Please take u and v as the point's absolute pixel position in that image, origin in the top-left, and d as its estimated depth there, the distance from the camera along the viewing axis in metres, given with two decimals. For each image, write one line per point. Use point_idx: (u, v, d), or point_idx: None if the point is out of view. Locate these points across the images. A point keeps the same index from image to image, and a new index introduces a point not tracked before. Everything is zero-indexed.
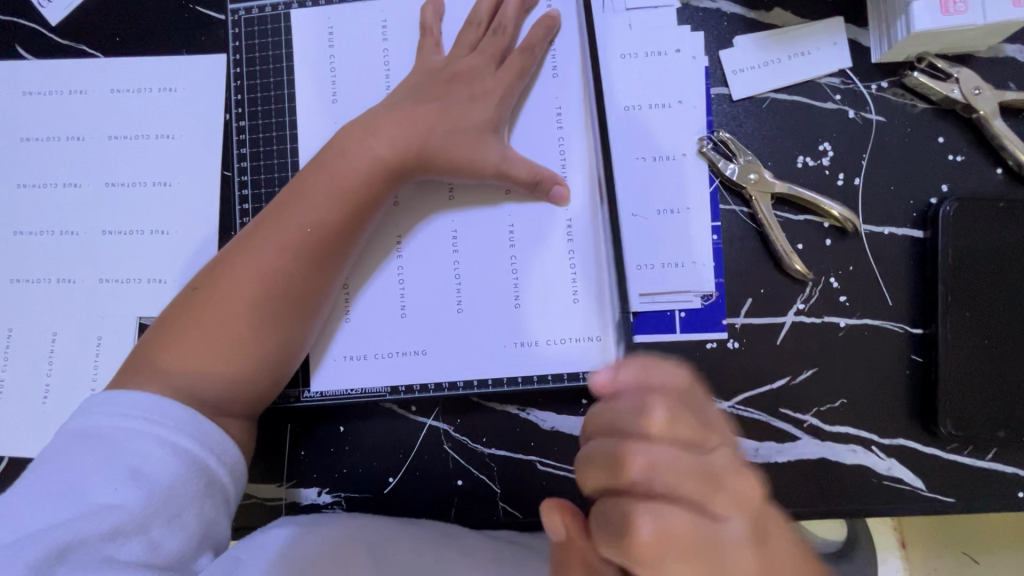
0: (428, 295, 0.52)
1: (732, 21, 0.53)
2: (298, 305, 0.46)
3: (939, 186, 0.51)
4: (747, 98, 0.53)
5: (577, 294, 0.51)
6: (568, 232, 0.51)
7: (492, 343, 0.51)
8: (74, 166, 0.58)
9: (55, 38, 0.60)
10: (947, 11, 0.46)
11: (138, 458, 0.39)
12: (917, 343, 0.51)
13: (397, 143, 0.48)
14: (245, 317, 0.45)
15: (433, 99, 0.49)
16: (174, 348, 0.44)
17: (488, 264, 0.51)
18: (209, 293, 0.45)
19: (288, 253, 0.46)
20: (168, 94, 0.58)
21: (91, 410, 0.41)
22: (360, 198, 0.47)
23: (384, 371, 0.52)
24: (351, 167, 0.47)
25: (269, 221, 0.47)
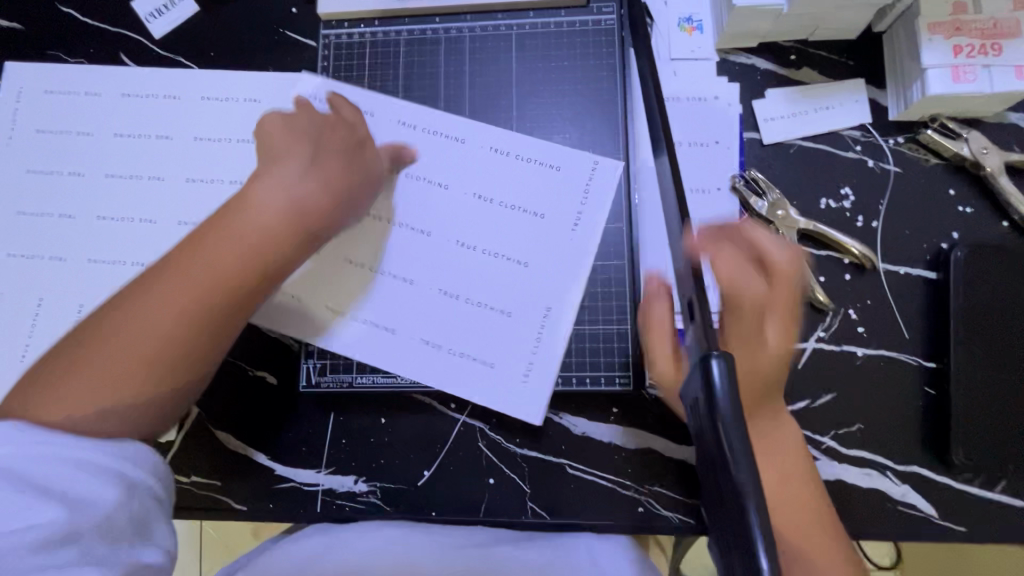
0: (468, 319, 0.56)
1: (765, 75, 0.60)
2: (211, 350, 0.45)
3: (950, 233, 0.56)
4: (776, 143, 0.59)
5: (580, 320, 0.56)
6: (613, 254, 0.57)
7: (510, 362, 0.55)
8: (159, 161, 0.64)
9: (157, 50, 0.67)
10: (958, 79, 0.53)
11: (34, 475, 0.37)
12: (930, 376, 0.54)
13: (282, 203, 0.48)
14: (143, 355, 0.42)
15: (313, 164, 0.50)
16: (75, 378, 0.42)
17: (516, 280, 0.56)
18: (118, 331, 0.43)
19: (180, 303, 0.44)
20: (252, 104, 0.64)
21: (2, 444, 0.38)
22: (257, 255, 0.46)
23: (442, 373, 0.56)
24: (266, 212, 0.47)
25: (180, 257, 0.45)
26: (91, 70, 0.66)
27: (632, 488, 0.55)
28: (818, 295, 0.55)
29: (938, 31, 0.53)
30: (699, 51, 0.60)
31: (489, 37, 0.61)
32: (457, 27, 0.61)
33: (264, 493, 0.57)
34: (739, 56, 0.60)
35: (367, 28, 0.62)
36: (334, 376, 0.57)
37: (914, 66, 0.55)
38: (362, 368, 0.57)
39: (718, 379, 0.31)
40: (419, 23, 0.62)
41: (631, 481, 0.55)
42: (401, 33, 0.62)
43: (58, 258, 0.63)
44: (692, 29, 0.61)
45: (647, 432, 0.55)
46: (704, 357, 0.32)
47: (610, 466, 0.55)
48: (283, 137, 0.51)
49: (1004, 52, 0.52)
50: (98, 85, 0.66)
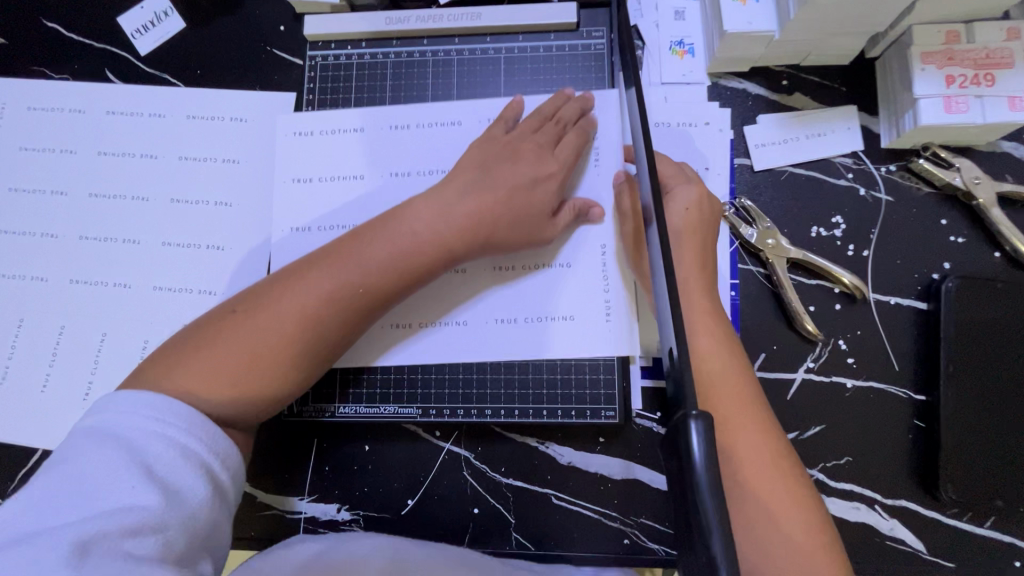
0: (502, 334, 0.55)
1: (756, 101, 0.59)
2: (326, 351, 0.49)
3: (941, 263, 0.55)
4: (767, 170, 0.58)
5: (609, 311, 0.54)
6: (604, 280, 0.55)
7: (540, 352, 0.54)
8: (143, 181, 0.63)
9: (144, 67, 0.66)
10: (949, 110, 0.52)
11: (146, 456, 0.40)
12: (920, 409, 0.53)
13: (461, 229, 0.50)
14: (277, 348, 0.47)
15: (495, 183, 0.52)
16: (214, 355, 0.46)
17: (530, 295, 0.55)
18: (230, 330, 0.47)
19: (326, 303, 0.48)
20: (239, 124, 0.63)
21: (131, 412, 0.42)
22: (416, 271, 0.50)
23: (511, 344, 0.55)
24: (411, 241, 0.50)
25: (326, 263, 0.49)
26: (75, 87, 0.65)
27: (618, 519, 0.54)
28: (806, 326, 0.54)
29: (930, 61, 0.52)
30: (690, 76, 0.60)
31: (478, 60, 0.60)
32: (445, 50, 0.61)
33: (245, 521, 0.56)
34: (729, 81, 0.60)
35: (354, 49, 0.61)
36: (315, 406, 0.56)
37: (906, 95, 0.54)
38: (345, 398, 0.56)
39: (696, 439, 0.30)
40: (407, 45, 0.61)
41: (616, 513, 0.54)
42: (389, 54, 0.61)
43: (40, 277, 0.62)
44: (683, 53, 0.60)
45: (633, 462, 0.55)
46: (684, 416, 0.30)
47: (596, 497, 0.54)
48: (469, 158, 0.54)
49: (997, 82, 0.52)
50: (83, 102, 0.65)
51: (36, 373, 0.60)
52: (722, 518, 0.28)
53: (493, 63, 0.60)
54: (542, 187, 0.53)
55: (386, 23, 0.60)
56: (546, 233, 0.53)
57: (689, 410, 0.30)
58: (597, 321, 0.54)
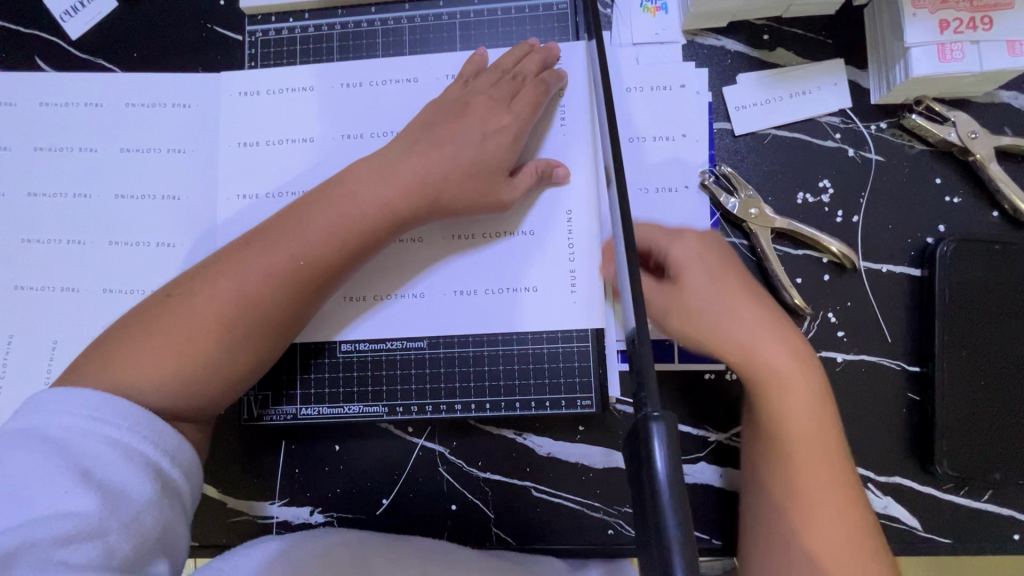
0: (459, 306, 0.52)
1: (735, 59, 0.55)
2: (272, 331, 0.46)
3: (936, 226, 0.52)
4: (748, 134, 0.54)
5: (576, 281, 0.51)
6: (571, 252, 0.52)
7: (505, 323, 0.52)
8: (84, 176, 0.59)
9: (75, 53, 0.61)
10: (943, 58, 0.48)
11: (83, 459, 0.37)
12: (914, 381, 0.51)
13: (406, 194, 0.48)
14: (216, 331, 0.44)
15: (442, 143, 0.49)
16: (148, 343, 0.43)
17: (491, 264, 0.52)
18: (167, 315, 0.44)
19: (267, 280, 0.45)
20: (181, 109, 0.59)
21: (64, 411, 0.39)
22: (362, 238, 0.47)
23: (466, 316, 0.52)
24: (352, 208, 0.47)
25: (263, 238, 0.47)
26: (4, 78, 0.61)
27: (601, 509, 0.52)
28: (791, 298, 0.51)
29: (922, 5, 0.48)
30: (664, 34, 0.55)
31: (432, 27, 0.56)
32: (395, 18, 0.56)
33: (215, 529, 0.54)
34: (706, 38, 0.55)
35: (297, 22, 0.57)
36: (276, 409, 0.53)
37: (896, 44, 0.50)
38: (307, 399, 0.53)
39: (656, 442, 0.27)
40: (354, 14, 0.56)
41: (599, 503, 0.52)
42: (336, 26, 0.56)
43: None
44: (655, 9, 0.55)
45: (616, 450, 0.52)
46: (643, 418, 0.27)
47: (578, 488, 0.52)
48: (416, 121, 0.51)
49: (995, 25, 0.47)
50: (14, 94, 0.60)
51: None
52: (683, 524, 0.26)
53: (449, 30, 0.56)
54: (496, 154, 0.50)
55: None
56: (501, 197, 0.50)
57: (648, 410, 0.27)
58: (563, 289, 0.51)
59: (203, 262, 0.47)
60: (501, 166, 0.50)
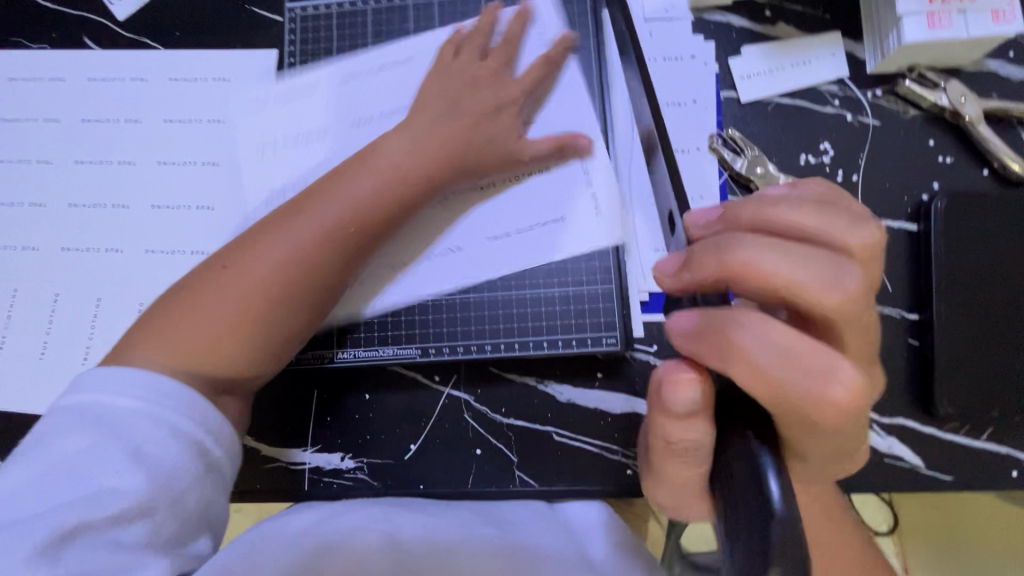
0: (497, 255, 0.57)
1: (740, 32, 0.59)
2: (314, 294, 0.49)
3: (931, 184, 0.55)
4: (753, 101, 0.58)
5: (585, 228, 0.56)
6: (595, 204, 0.56)
7: (529, 264, 0.56)
8: (129, 145, 0.63)
9: (122, 32, 0.65)
10: (933, 26, 0.52)
11: (133, 441, 0.39)
12: (914, 328, 0.54)
13: (440, 150, 0.53)
14: (266, 299, 0.47)
15: (462, 115, 0.55)
16: (207, 311, 0.46)
17: (517, 215, 0.57)
18: (211, 290, 0.47)
19: (307, 245, 0.48)
20: (221, 84, 0.63)
21: (112, 391, 0.41)
22: (396, 195, 0.51)
23: (496, 262, 0.57)
24: (385, 174, 0.51)
25: (294, 211, 0.50)
26: (55, 56, 0.65)
27: (620, 452, 0.54)
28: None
29: None
30: (673, 11, 0.59)
31: (456, 6, 0.61)
32: None
33: (250, 475, 0.57)
34: (712, 14, 0.59)
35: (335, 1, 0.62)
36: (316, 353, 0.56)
37: (890, 15, 0.54)
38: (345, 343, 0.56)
39: None
40: None
41: (618, 446, 0.54)
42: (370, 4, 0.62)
43: (32, 247, 0.62)
44: None
45: (635, 396, 0.55)
46: None
47: (596, 432, 0.55)
48: (428, 91, 0.56)
49: None
50: (64, 70, 0.65)
51: (33, 341, 0.60)
52: None
53: (474, 5, 0.60)
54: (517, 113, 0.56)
55: None
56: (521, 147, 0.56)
57: None
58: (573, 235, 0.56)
59: (237, 240, 0.50)
60: (510, 129, 0.56)
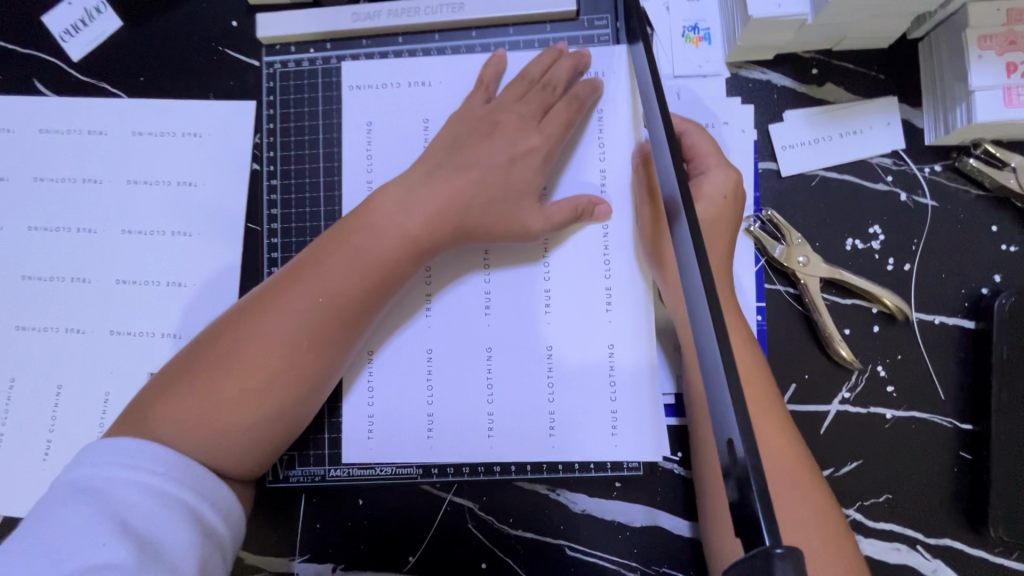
0: (508, 332, 0.50)
1: (782, 94, 0.52)
2: (309, 378, 0.46)
3: (991, 276, 0.49)
4: (796, 175, 0.51)
5: (611, 302, 0.50)
6: (608, 301, 0.50)
7: (535, 342, 0.50)
8: (89, 209, 0.56)
9: (76, 76, 0.57)
10: (1010, 103, 0.45)
11: (123, 508, 0.38)
12: (966, 439, 0.49)
13: (428, 221, 0.46)
14: (259, 383, 0.44)
15: (471, 165, 0.47)
16: (192, 400, 0.43)
17: (523, 294, 0.50)
18: (208, 370, 0.44)
19: (301, 327, 0.44)
20: (192, 139, 0.55)
21: (107, 464, 0.39)
22: (383, 270, 0.46)
23: (490, 335, 0.50)
24: (375, 242, 0.46)
25: (284, 286, 0.45)
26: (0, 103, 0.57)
27: (639, 569, 0.50)
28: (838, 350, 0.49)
29: (988, 46, 0.45)
30: (707, 67, 0.52)
31: (462, 59, 0.52)
32: (424, 49, 0.52)
33: None
34: (751, 72, 0.52)
35: (318, 53, 0.52)
36: (305, 471, 0.51)
37: (957, 86, 0.47)
38: (336, 459, 0.51)
39: None
40: (379, 44, 0.52)
41: (637, 562, 0.50)
42: (362, 57, 0.52)
43: None
44: (698, 40, 0.52)
45: (656, 507, 0.50)
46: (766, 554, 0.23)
47: (614, 547, 0.50)
48: (439, 139, 0.49)
49: None
50: (12, 120, 0.57)
51: None
52: None
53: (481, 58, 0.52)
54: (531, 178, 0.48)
55: (352, 21, 0.51)
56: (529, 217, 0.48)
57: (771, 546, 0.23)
58: (596, 310, 0.50)
59: (237, 308, 0.47)
60: (532, 180, 0.48)
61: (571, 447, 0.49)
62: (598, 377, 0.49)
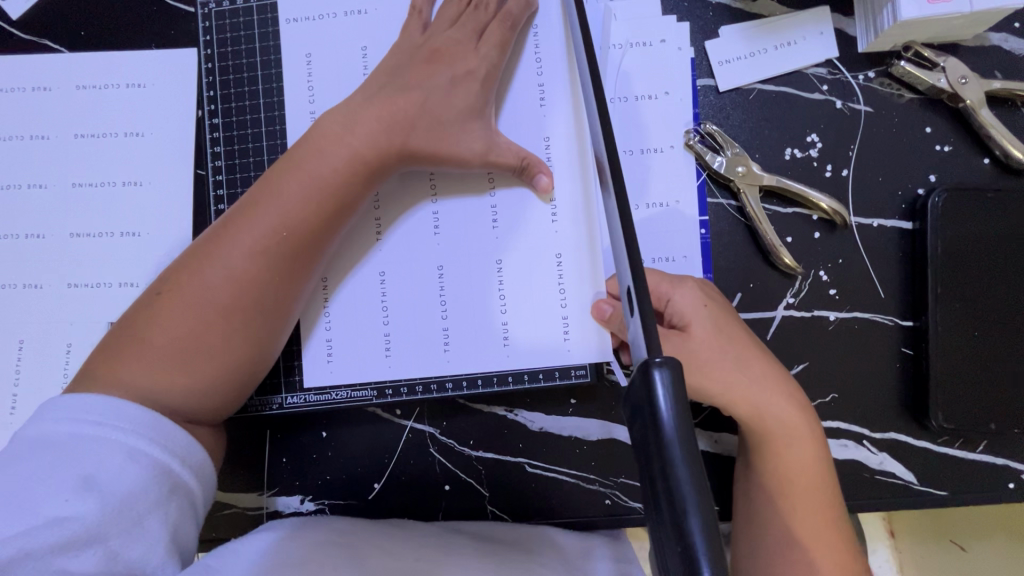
0: (457, 249, 0.51)
1: (717, 10, 0.52)
2: (273, 310, 0.46)
3: (927, 177, 0.51)
4: (733, 90, 0.52)
5: (556, 213, 0.50)
6: (553, 213, 0.50)
7: (483, 259, 0.51)
8: (40, 166, 0.56)
9: (17, 34, 0.57)
10: (932, 0, 0.46)
11: (87, 464, 0.37)
12: (908, 336, 0.50)
13: (374, 141, 0.46)
14: (222, 316, 0.43)
15: (412, 88, 0.47)
16: (154, 337, 0.43)
17: (469, 213, 0.51)
18: (167, 311, 0.43)
19: (259, 257, 0.44)
20: (137, 90, 0.56)
21: (69, 415, 0.39)
22: (335, 193, 0.46)
23: (439, 254, 0.51)
24: (324, 166, 0.46)
25: (238, 221, 0.45)
26: None
27: (598, 482, 0.51)
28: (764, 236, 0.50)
29: None
30: None
31: None
32: None
33: (205, 523, 0.53)
34: None
35: None
36: (260, 398, 0.51)
37: None
38: (291, 387, 0.51)
39: (660, 394, 0.25)
40: None
41: (595, 475, 0.51)
42: None
43: None
44: None
45: (611, 421, 0.51)
46: (645, 366, 0.25)
47: (572, 462, 0.51)
48: (379, 67, 0.49)
49: None
50: None
51: None
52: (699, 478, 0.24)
53: None
54: (472, 99, 0.48)
55: None
56: (473, 135, 0.48)
57: (651, 359, 0.26)
58: (542, 223, 0.51)
59: (189, 252, 0.46)
60: (472, 104, 0.48)
61: (526, 356, 0.50)
62: (548, 286, 0.50)
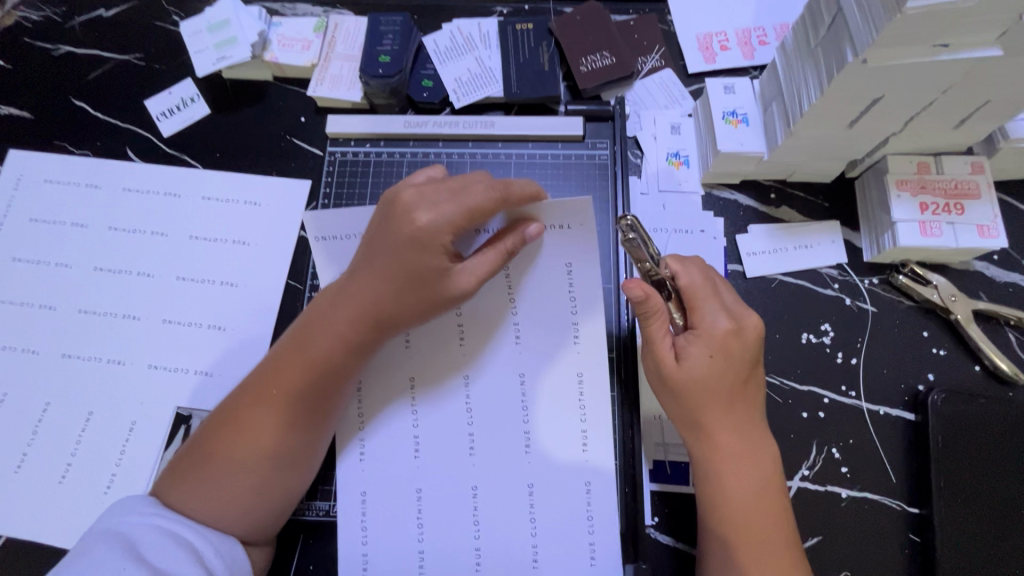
0: (493, 411, 0.51)
1: (747, 211, 0.63)
2: (298, 454, 0.48)
3: (926, 374, 0.58)
4: (758, 277, 0.61)
5: (548, 420, 0.51)
6: (580, 389, 0.51)
7: (514, 425, 0.51)
8: (151, 257, 0.64)
9: (164, 148, 0.69)
10: (926, 233, 0.56)
11: (139, 544, 0.42)
12: (914, 522, 0.54)
13: (377, 299, 0.47)
14: (258, 469, 0.47)
15: (405, 251, 0.46)
16: (201, 494, 0.46)
17: (500, 376, 0.51)
18: (209, 473, 0.46)
19: (284, 420, 0.47)
20: (252, 207, 0.65)
21: (127, 511, 0.45)
22: (346, 353, 0.48)
23: (472, 410, 0.51)
24: (332, 329, 0.48)
25: (256, 398, 0.48)
26: (93, 164, 0.68)
27: None
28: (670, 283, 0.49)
29: (905, 188, 0.57)
30: (686, 185, 0.64)
31: (488, 163, 0.62)
32: (459, 152, 0.63)
33: None
34: (721, 191, 0.64)
35: (372, 148, 0.64)
36: (307, 501, 0.54)
37: (884, 216, 0.58)
38: None
39: None
40: (423, 145, 0.64)
41: None
42: (406, 152, 0.64)
43: (31, 350, 0.61)
44: (679, 163, 0.65)
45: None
46: None
47: None
48: (369, 232, 0.48)
49: (966, 211, 0.56)
50: (101, 178, 0.67)
51: (12, 451, 0.58)
52: None
53: (505, 157, 0.63)
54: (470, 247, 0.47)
55: (404, 126, 0.63)
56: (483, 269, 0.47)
57: None
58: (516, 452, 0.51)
59: (220, 414, 0.49)
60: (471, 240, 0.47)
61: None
62: (574, 516, 0.50)
